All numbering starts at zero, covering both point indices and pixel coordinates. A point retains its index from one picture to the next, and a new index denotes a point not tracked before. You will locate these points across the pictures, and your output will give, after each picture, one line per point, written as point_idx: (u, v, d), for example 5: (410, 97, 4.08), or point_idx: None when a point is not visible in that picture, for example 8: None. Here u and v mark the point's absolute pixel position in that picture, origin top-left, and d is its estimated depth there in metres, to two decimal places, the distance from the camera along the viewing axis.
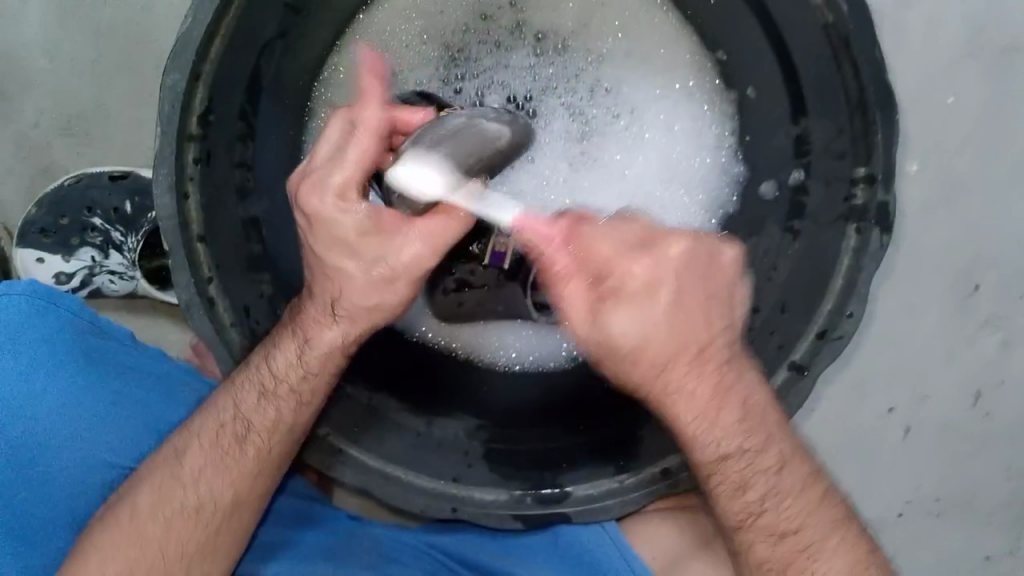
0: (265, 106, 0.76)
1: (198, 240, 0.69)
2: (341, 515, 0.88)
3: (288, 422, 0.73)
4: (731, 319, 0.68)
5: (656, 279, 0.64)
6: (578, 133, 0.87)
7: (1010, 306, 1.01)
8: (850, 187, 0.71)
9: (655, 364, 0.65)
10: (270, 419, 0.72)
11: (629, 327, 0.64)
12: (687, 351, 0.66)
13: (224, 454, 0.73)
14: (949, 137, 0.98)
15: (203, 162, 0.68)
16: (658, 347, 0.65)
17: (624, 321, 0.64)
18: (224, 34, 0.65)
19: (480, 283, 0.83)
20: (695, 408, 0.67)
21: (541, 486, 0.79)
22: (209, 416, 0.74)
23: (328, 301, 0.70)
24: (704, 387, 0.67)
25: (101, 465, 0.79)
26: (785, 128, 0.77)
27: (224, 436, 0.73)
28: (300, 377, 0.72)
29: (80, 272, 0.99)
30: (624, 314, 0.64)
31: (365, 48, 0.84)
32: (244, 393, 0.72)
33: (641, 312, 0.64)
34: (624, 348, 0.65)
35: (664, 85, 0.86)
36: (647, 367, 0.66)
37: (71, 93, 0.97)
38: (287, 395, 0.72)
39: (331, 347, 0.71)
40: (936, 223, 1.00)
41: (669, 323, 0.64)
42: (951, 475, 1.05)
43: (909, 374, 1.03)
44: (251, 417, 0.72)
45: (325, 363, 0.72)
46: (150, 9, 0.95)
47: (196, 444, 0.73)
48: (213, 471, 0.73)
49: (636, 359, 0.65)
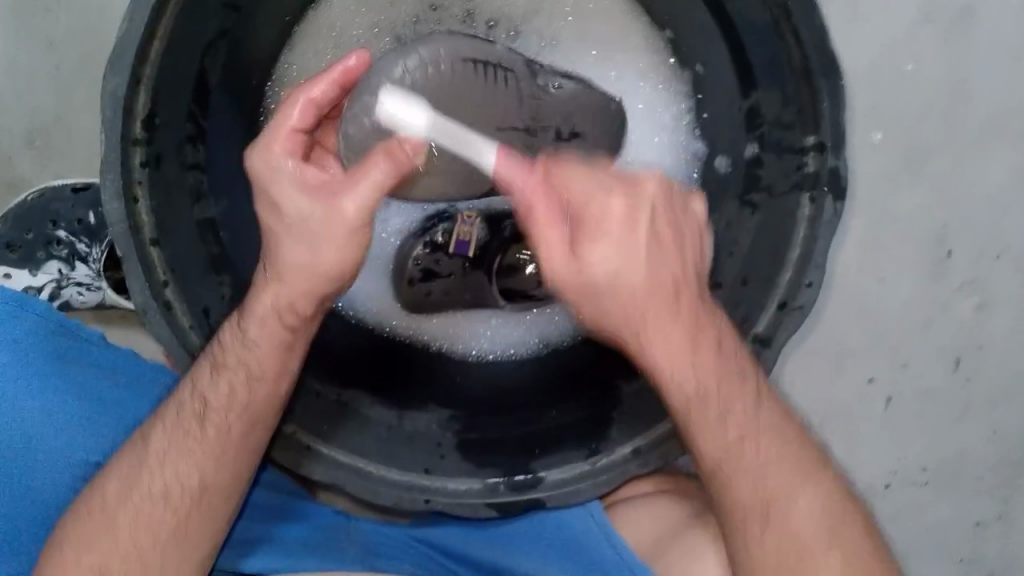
0: (214, 108, 0.76)
1: (151, 244, 0.69)
2: (324, 510, 0.88)
3: (241, 397, 0.71)
4: (696, 267, 0.65)
5: (621, 221, 0.60)
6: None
7: (982, 271, 1.02)
8: (800, 156, 0.70)
9: (630, 304, 0.61)
10: (230, 405, 0.71)
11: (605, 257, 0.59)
12: (655, 293, 0.61)
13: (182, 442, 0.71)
14: (910, 103, 0.98)
15: (151, 165, 0.68)
16: (633, 276, 0.60)
17: (600, 258, 0.59)
18: (163, 35, 0.65)
19: (446, 272, 0.86)
20: (691, 335, 0.65)
21: (514, 473, 0.79)
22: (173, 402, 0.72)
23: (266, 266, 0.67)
24: (681, 328, 0.63)
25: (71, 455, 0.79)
26: (737, 103, 0.77)
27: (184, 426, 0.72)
28: (244, 347, 0.70)
29: (49, 286, 0.98)
30: (602, 254, 0.59)
31: (316, 41, 0.84)
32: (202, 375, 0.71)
33: (619, 245, 0.59)
34: (603, 279, 0.60)
35: (619, 68, 0.85)
36: (624, 304, 0.61)
37: (29, 107, 0.97)
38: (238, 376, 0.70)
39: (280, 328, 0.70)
40: (903, 191, 1.00)
41: (637, 259, 0.60)
42: (935, 442, 1.05)
43: (885, 343, 1.03)
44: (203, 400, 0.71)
45: (268, 331, 0.70)
46: (102, 19, 0.94)
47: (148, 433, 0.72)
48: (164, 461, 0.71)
49: (614, 295, 0.61)
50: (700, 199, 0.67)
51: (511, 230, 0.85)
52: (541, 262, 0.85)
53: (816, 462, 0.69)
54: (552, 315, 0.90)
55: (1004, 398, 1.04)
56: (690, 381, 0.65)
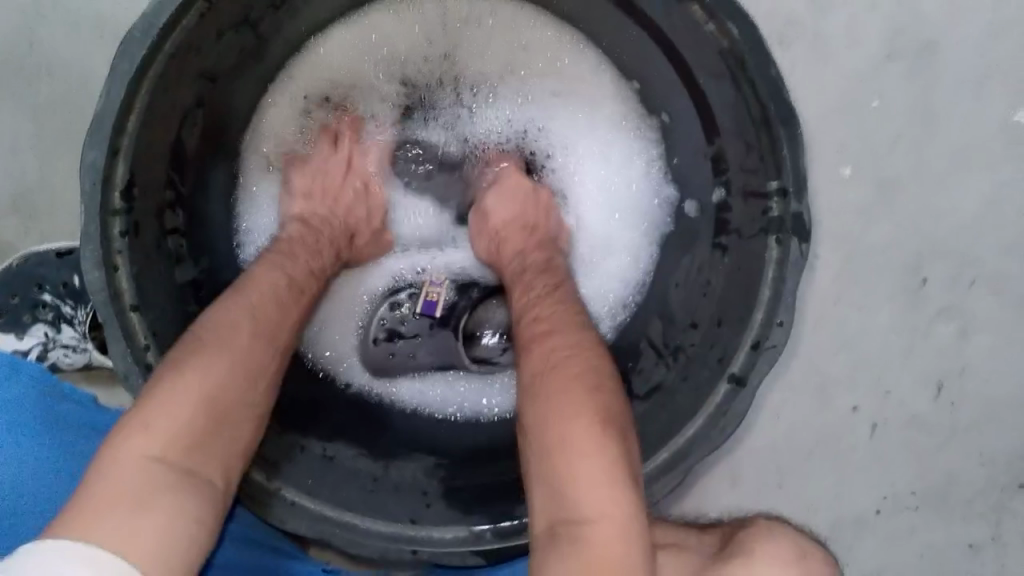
0: (192, 172, 0.78)
1: (132, 310, 0.69)
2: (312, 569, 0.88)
3: (247, 350, 0.67)
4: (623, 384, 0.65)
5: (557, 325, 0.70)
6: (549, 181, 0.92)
7: (958, 297, 1.03)
8: (766, 200, 0.71)
9: (567, 379, 0.64)
10: (241, 352, 0.66)
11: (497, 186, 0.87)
12: (587, 375, 0.63)
13: (228, 367, 0.65)
14: (876, 139, 1.00)
15: (130, 233, 0.69)
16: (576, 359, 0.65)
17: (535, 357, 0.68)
18: (139, 108, 0.66)
19: (412, 333, 0.89)
20: (573, 342, 0.67)
21: (500, 520, 0.79)
22: (208, 329, 0.66)
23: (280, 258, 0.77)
24: (596, 398, 0.61)
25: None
26: (703, 149, 0.79)
27: (227, 350, 0.65)
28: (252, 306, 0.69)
29: (35, 349, 0.99)
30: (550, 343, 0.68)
31: (291, 101, 0.89)
32: (241, 303, 0.69)
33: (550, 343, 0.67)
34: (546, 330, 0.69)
35: (589, 121, 0.89)
36: (556, 383, 0.64)
37: (12, 176, 0.99)
38: (281, 302, 0.73)
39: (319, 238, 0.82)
40: (875, 223, 1.01)
41: (585, 356, 0.66)
42: (923, 468, 1.06)
43: (866, 372, 1.04)
44: (246, 331, 0.67)
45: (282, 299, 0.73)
46: (84, 87, 0.97)
47: (181, 362, 0.62)
48: (216, 386, 0.63)
49: (554, 375, 0.64)
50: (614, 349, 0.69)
51: (476, 293, 0.89)
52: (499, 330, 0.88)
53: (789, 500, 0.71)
54: None
55: (989, 421, 1.06)
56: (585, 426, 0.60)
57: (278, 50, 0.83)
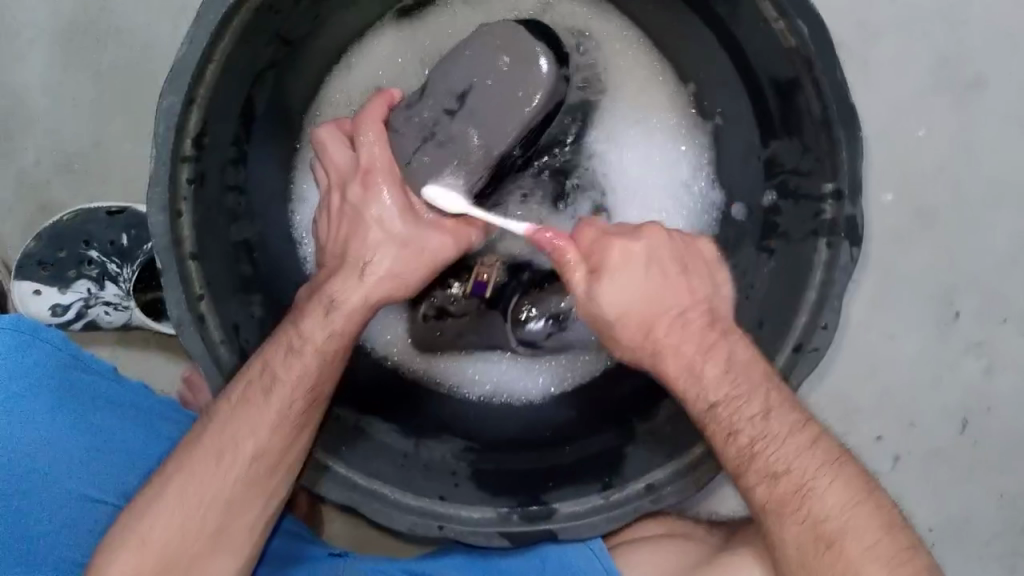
0: (257, 134, 0.80)
1: (190, 258, 0.71)
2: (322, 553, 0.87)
3: (267, 417, 0.73)
4: (710, 292, 0.74)
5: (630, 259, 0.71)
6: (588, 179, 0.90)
7: (990, 334, 1.03)
8: (819, 203, 0.73)
9: (641, 323, 0.71)
10: (259, 423, 0.73)
11: (618, 293, 0.71)
12: (670, 310, 0.72)
13: (211, 502, 0.74)
14: (920, 167, 1.01)
15: (197, 183, 0.71)
16: (674, 297, 0.72)
17: (611, 290, 0.70)
18: (219, 60, 0.68)
19: (461, 312, 0.87)
20: (670, 262, 0.73)
21: (529, 504, 0.79)
22: (198, 459, 0.74)
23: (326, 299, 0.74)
24: (692, 345, 0.71)
25: (92, 487, 0.79)
26: (757, 153, 0.80)
27: (210, 481, 0.74)
28: (288, 363, 0.73)
29: (76, 304, 1.01)
30: (613, 284, 0.70)
31: (350, 79, 0.88)
32: (238, 424, 0.74)
33: (638, 280, 0.71)
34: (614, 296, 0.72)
35: (642, 121, 0.89)
36: (636, 324, 0.72)
37: (71, 133, 1.01)
38: (278, 421, 0.73)
39: (347, 323, 0.74)
40: (913, 251, 1.02)
41: (656, 284, 0.72)
42: (942, 504, 1.05)
43: (893, 401, 1.04)
44: (235, 463, 0.74)
45: (312, 363, 0.74)
46: (150, 53, 0.99)
47: (176, 496, 0.74)
48: (191, 530, 0.74)
49: (626, 315, 0.71)
50: (711, 242, 0.77)
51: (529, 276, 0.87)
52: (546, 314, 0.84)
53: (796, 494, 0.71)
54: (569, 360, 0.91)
55: (1012, 463, 1.05)
56: (698, 382, 0.70)
57: (348, 26, 0.85)
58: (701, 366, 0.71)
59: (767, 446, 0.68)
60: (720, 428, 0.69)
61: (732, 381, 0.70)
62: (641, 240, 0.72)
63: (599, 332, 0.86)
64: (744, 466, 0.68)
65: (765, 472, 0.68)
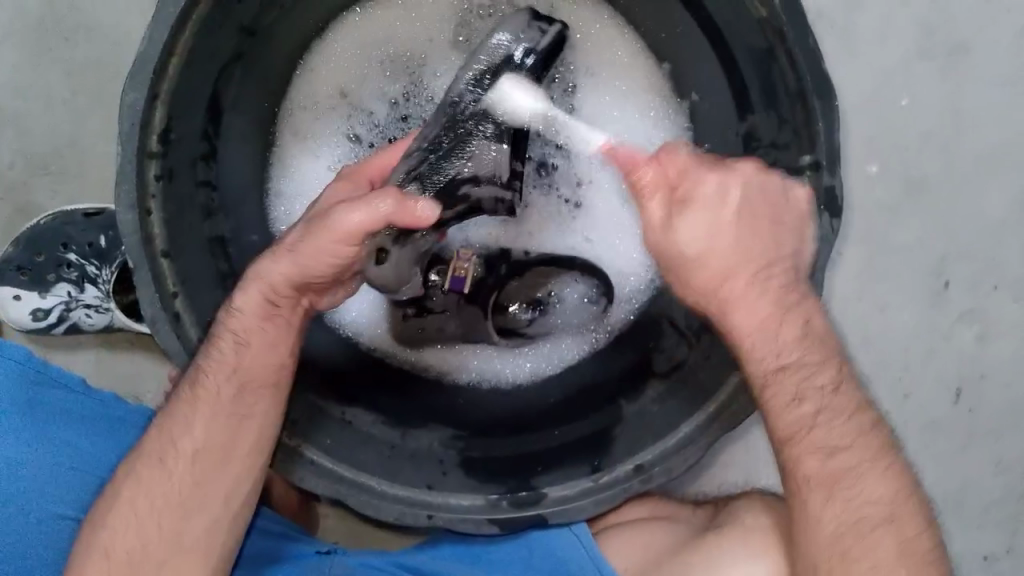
0: (227, 127, 0.79)
1: (162, 256, 0.70)
2: (310, 550, 0.87)
3: (214, 417, 0.74)
4: (792, 248, 0.68)
5: (727, 190, 0.66)
6: (557, 186, 0.90)
7: (980, 301, 1.02)
8: (798, 173, 0.72)
9: (713, 277, 0.67)
10: (202, 426, 0.74)
11: (699, 233, 0.66)
12: (744, 270, 0.67)
13: (164, 507, 0.74)
14: (903, 135, 1.00)
15: (165, 179, 0.70)
16: (724, 244, 0.66)
17: (689, 230, 0.66)
18: (181, 53, 0.67)
19: (441, 307, 0.82)
20: (755, 219, 0.67)
21: (518, 490, 0.79)
22: (144, 464, 0.75)
23: (263, 298, 0.72)
24: (764, 302, 0.67)
25: (55, 503, 0.80)
26: (735, 127, 0.79)
27: (158, 485, 0.75)
28: (229, 372, 0.73)
29: (57, 308, 1.00)
30: (689, 224, 0.66)
31: (324, 71, 0.87)
32: (178, 423, 0.75)
33: (711, 218, 0.66)
34: (688, 256, 0.67)
35: (618, 104, 0.88)
36: (706, 279, 0.68)
37: (45, 135, 1.00)
38: (220, 423, 0.74)
39: (259, 303, 0.73)
40: (899, 222, 1.01)
41: (736, 237, 0.67)
42: (939, 475, 1.04)
43: (885, 373, 1.03)
44: (178, 463, 0.74)
45: (254, 360, 0.74)
46: (120, 51, 0.98)
47: (127, 503, 0.75)
48: (149, 537, 0.74)
49: (698, 266, 0.67)
50: (807, 190, 0.69)
51: (504, 270, 0.84)
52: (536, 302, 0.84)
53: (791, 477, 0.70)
54: (549, 347, 0.90)
55: (1008, 430, 1.04)
56: (767, 354, 0.68)
57: (315, 15, 0.83)
58: (815, 318, 0.68)
59: (828, 421, 0.67)
60: (783, 394, 0.67)
61: (805, 349, 0.68)
62: (729, 186, 0.66)
63: (585, 317, 0.87)
64: (797, 436, 0.67)
65: (814, 449, 0.67)
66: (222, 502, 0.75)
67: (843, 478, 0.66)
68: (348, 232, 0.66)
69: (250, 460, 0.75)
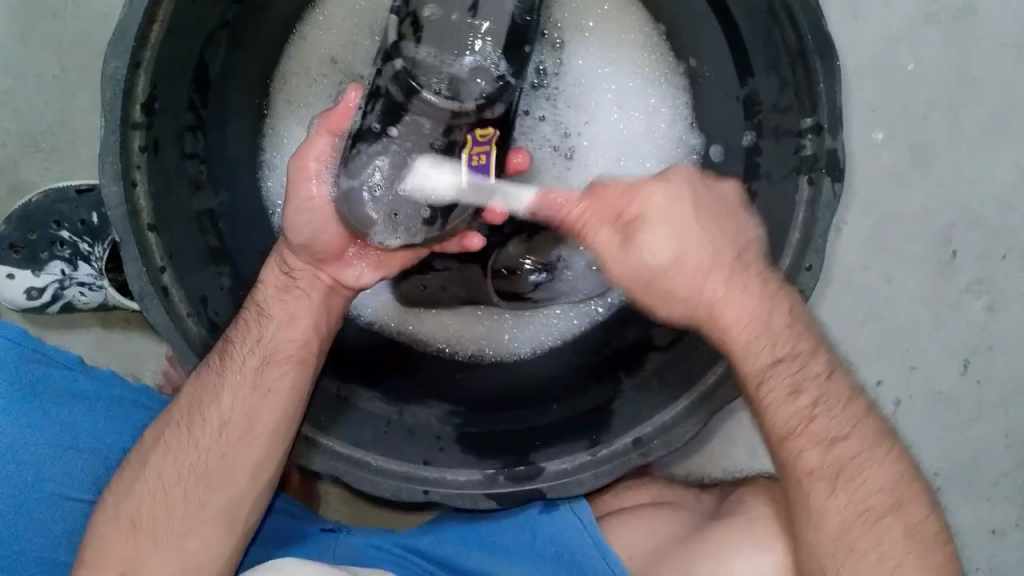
0: (215, 98, 0.77)
1: (149, 229, 0.69)
2: (316, 529, 0.86)
3: (243, 392, 0.73)
4: (754, 237, 0.68)
5: (671, 204, 0.66)
6: (552, 138, 0.86)
7: (989, 270, 1.00)
8: (799, 138, 0.70)
9: (691, 282, 0.66)
10: (226, 402, 0.73)
11: (664, 248, 0.65)
12: (719, 265, 0.66)
13: (187, 477, 0.73)
14: (911, 101, 0.97)
15: (151, 150, 0.69)
16: (697, 253, 0.65)
17: (654, 243, 0.65)
18: (163, 20, 0.65)
19: (444, 266, 0.84)
20: (716, 215, 0.67)
21: (516, 464, 0.78)
22: (170, 436, 0.74)
23: (285, 273, 0.75)
24: (752, 294, 0.66)
25: (66, 486, 0.79)
26: (736, 93, 0.77)
27: (185, 454, 0.73)
28: (256, 342, 0.74)
29: (51, 287, 0.99)
30: (655, 238, 0.65)
31: (314, 38, 0.85)
32: (204, 392, 0.73)
33: (673, 228, 0.65)
34: (663, 268, 0.65)
35: (615, 66, 0.85)
36: (685, 285, 0.66)
37: (34, 111, 0.98)
38: (245, 395, 0.73)
39: (278, 275, 0.75)
40: (907, 190, 0.98)
41: (700, 238, 0.65)
42: (949, 446, 1.02)
43: (892, 344, 1.01)
44: (205, 432, 0.73)
45: (281, 331, 0.75)
46: (109, 23, 0.96)
47: (152, 475, 0.73)
48: (149, 521, 0.72)
49: (675, 279, 0.66)
50: (735, 183, 0.70)
51: (510, 231, 0.83)
52: (542, 265, 0.82)
53: (779, 460, 0.68)
54: (551, 319, 0.89)
55: (1017, 401, 1.02)
56: (766, 349, 0.66)
57: None
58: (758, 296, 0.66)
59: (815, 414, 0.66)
60: (780, 388, 0.66)
61: (795, 338, 0.67)
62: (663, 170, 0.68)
63: (590, 287, 0.84)
64: (798, 429, 0.65)
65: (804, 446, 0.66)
66: (236, 482, 0.73)
67: (847, 463, 0.65)
68: (303, 170, 0.71)
69: (272, 435, 0.73)
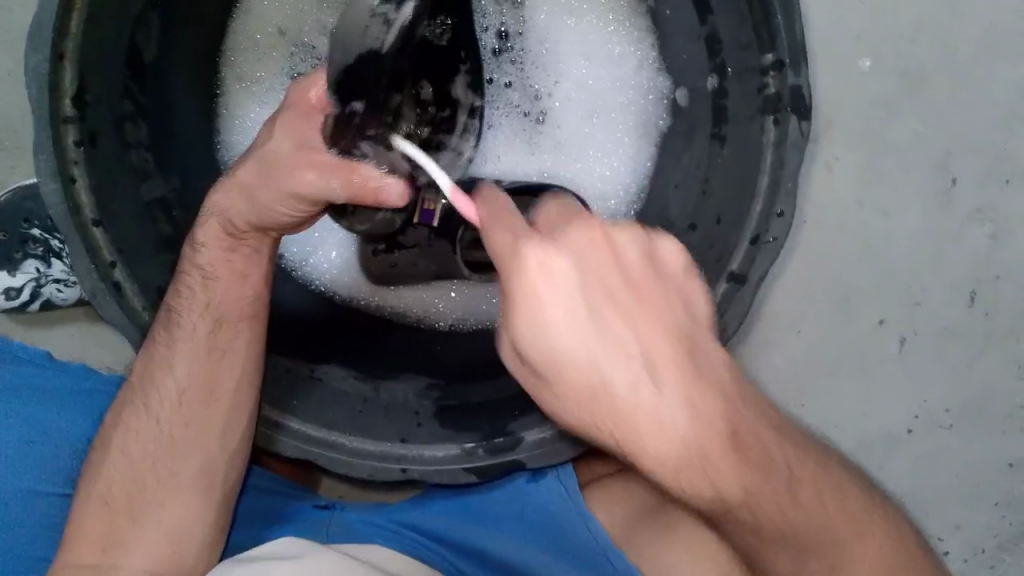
0: (156, 83, 0.75)
1: (94, 224, 0.68)
2: (308, 507, 0.84)
3: (199, 351, 0.73)
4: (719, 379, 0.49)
5: (629, 276, 0.47)
6: (517, 102, 0.84)
7: (991, 197, 0.95)
8: (762, 77, 0.66)
9: (607, 408, 0.47)
10: (183, 370, 0.73)
11: (583, 351, 0.46)
12: (656, 385, 0.46)
13: (156, 452, 0.73)
14: (897, 23, 0.91)
15: (87, 144, 0.67)
16: (622, 370, 0.46)
17: (572, 335, 0.46)
18: (82, 6, 0.63)
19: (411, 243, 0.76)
20: (657, 322, 0.47)
21: (493, 436, 0.77)
22: (129, 413, 0.74)
23: (222, 233, 0.71)
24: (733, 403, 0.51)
25: (41, 480, 0.79)
26: (696, 32, 0.72)
27: (148, 429, 0.73)
28: (203, 308, 0.72)
29: (28, 286, 0.99)
30: (575, 332, 0.46)
31: (258, 14, 0.82)
32: (156, 367, 0.73)
33: (603, 335, 0.46)
34: (592, 381, 0.46)
35: (576, 14, 0.81)
36: (602, 411, 0.47)
37: None
38: (198, 355, 0.73)
39: (217, 237, 0.71)
40: (898, 119, 0.93)
41: (638, 352, 0.46)
42: (958, 382, 0.99)
43: (894, 282, 0.97)
44: (163, 405, 0.73)
45: (230, 293, 0.73)
46: None
47: (118, 452, 0.73)
48: (115, 504, 0.71)
49: (590, 401, 0.47)
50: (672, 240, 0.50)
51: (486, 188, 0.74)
52: None
53: None
54: None
55: None
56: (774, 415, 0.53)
57: None
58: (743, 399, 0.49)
59: None
60: None
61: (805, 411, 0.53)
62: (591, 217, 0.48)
63: None
64: None
65: None
66: (207, 449, 0.73)
67: None
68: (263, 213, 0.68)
69: (237, 396, 0.73)
